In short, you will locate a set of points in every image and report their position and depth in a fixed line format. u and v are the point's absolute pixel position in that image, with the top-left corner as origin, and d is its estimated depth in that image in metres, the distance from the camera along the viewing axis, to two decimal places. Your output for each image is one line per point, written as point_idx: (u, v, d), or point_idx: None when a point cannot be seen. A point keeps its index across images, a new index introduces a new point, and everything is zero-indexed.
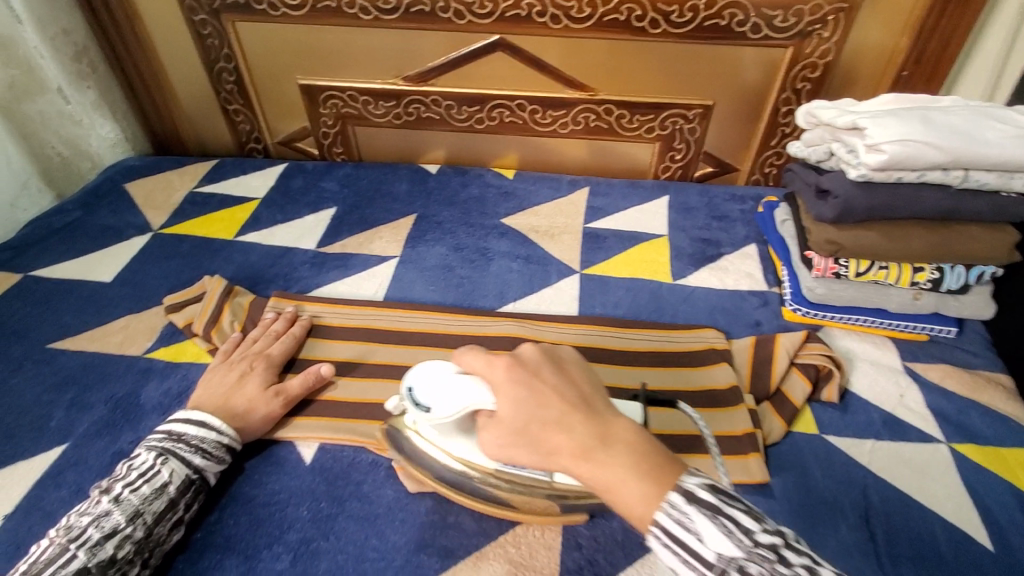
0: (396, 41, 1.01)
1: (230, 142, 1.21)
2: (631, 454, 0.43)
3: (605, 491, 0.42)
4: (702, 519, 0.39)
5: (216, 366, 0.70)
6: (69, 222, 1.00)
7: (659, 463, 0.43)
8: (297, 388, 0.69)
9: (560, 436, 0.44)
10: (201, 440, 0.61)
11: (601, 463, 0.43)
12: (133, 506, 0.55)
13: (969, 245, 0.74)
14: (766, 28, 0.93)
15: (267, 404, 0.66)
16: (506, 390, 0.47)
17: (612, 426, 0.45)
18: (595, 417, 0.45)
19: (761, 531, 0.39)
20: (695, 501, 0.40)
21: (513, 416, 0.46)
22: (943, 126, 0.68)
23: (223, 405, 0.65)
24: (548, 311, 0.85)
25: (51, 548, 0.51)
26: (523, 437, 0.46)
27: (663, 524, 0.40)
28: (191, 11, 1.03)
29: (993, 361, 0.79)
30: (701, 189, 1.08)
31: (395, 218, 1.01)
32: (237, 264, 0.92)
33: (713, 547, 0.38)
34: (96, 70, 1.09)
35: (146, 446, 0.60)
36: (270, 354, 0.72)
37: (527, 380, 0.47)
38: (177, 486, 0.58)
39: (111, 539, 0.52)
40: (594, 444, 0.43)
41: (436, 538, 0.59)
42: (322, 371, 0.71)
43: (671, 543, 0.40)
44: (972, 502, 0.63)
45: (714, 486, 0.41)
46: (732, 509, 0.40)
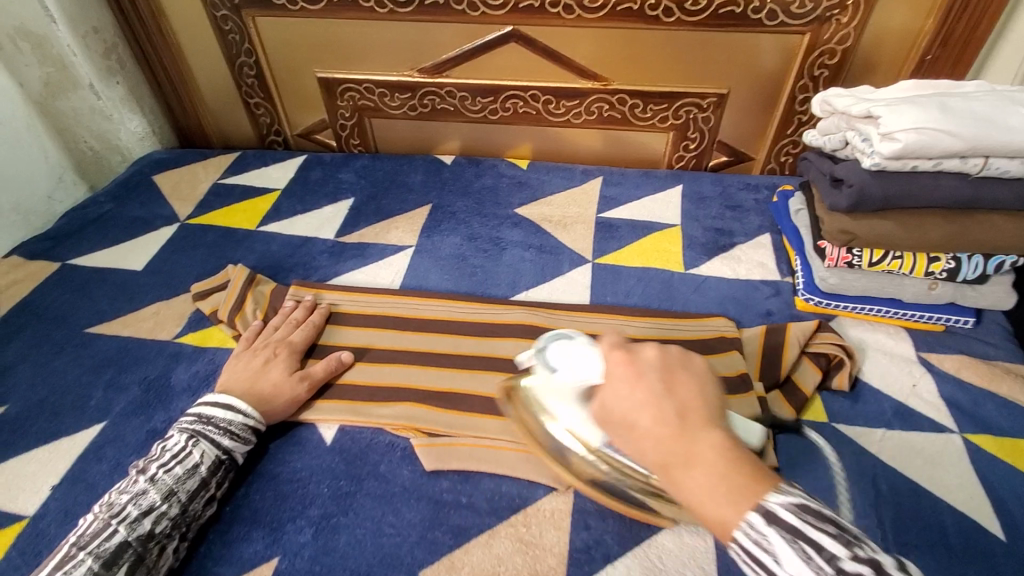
0: (411, 34, 1.03)
1: (252, 134, 1.24)
2: (713, 475, 0.42)
3: (687, 502, 0.44)
4: (781, 543, 0.39)
5: (241, 352, 0.73)
6: (103, 214, 1.05)
7: (744, 486, 0.42)
8: (321, 372, 0.72)
9: (647, 441, 0.45)
10: (229, 422, 0.64)
11: (682, 477, 0.43)
12: (168, 486, 0.58)
13: (988, 234, 0.72)
14: (782, 15, 0.92)
15: (293, 389, 0.69)
16: (613, 387, 0.49)
17: (696, 443, 0.44)
18: (684, 432, 0.45)
19: (847, 559, 0.38)
20: (775, 523, 0.40)
21: (609, 410, 0.49)
22: (963, 112, 0.67)
23: (251, 389, 0.68)
24: (559, 300, 0.86)
25: (96, 523, 0.55)
26: (615, 432, 0.48)
27: (741, 542, 0.40)
28: (214, 7, 1.06)
29: (1013, 352, 0.78)
30: (715, 179, 1.07)
31: (411, 208, 1.03)
32: (259, 253, 0.95)
33: (789, 570, 0.39)
34: (124, 67, 1.13)
35: (178, 427, 0.63)
36: (293, 341, 0.75)
37: (631, 384, 0.48)
38: (207, 466, 0.61)
39: (149, 515, 0.56)
40: (684, 456, 0.44)
41: (449, 517, 0.62)
42: (343, 357, 0.75)
43: (746, 559, 0.41)
44: (984, 493, 0.63)
45: (801, 508, 0.40)
46: (817, 534, 0.39)
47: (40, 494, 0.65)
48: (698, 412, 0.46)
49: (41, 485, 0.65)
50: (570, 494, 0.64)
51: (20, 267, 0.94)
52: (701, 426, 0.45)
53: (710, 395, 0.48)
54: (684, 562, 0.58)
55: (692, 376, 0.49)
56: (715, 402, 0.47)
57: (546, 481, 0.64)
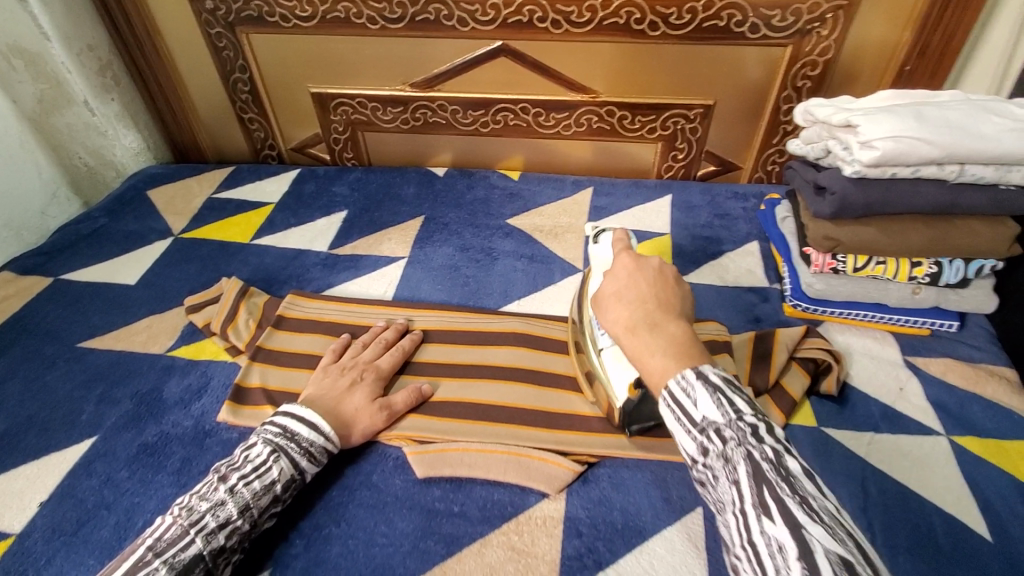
0: (402, 50, 1.04)
1: (245, 148, 1.26)
2: (670, 341, 0.54)
3: (634, 355, 0.55)
4: (703, 392, 0.49)
5: (328, 369, 0.72)
6: (96, 228, 1.05)
7: (688, 352, 0.53)
8: (403, 404, 0.70)
9: (628, 311, 0.58)
10: (311, 443, 0.63)
11: (642, 338, 0.55)
12: (245, 500, 0.58)
13: (967, 239, 0.74)
14: (765, 28, 0.94)
15: (373, 417, 0.68)
16: (615, 276, 0.62)
17: (664, 321, 0.56)
18: (657, 314, 0.57)
19: (749, 413, 0.47)
20: (702, 379, 0.49)
21: (611, 288, 0.61)
22: (939, 120, 0.69)
23: (334, 411, 0.67)
24: (550, 310, 0.87)
25: (174, 528, 0.55)
26: (604, 307, 0.61)
27: (671, 389, 0.50)
28: (208, 24, 1.07)
29: (998, 355, 0.79)
30: (703, 188, 1.09)
31: (403, 220, 1.04)
32: (252, 266, 0.96)
33: (701, 411, 0.48)
34: (119, 83, 1.15)
35: (262, 437, 0.63)
36: (380, 366, 0.74)
37: (639, 281, 0.60)
38: (283, 484, 0.60)
39: (224, 528, 0.56)
40: (652, 324, 0.56)
41: (441, 526, 0.62)
42: (422, 389, 0.73)
43: (671, 403, 0.50)
44: (971, 494, 0.64)
45: (724, 377, 0.50)
46: (732, 393, 0.48)
47: (31, 508, 0.65)
48: (675, 308, 0.58)
49: (32, 500, 0.65)
50: (562, 501, 0.64)
51: (13, 282, 0.94)
52: (672, 314, 0.57)
53: (687, 304, 0.60)
54: (676, 568, 0.58)
55: (680, 288, 0.61)
56: (691, 312, 0.59)
57: (538, 488, 0.65)
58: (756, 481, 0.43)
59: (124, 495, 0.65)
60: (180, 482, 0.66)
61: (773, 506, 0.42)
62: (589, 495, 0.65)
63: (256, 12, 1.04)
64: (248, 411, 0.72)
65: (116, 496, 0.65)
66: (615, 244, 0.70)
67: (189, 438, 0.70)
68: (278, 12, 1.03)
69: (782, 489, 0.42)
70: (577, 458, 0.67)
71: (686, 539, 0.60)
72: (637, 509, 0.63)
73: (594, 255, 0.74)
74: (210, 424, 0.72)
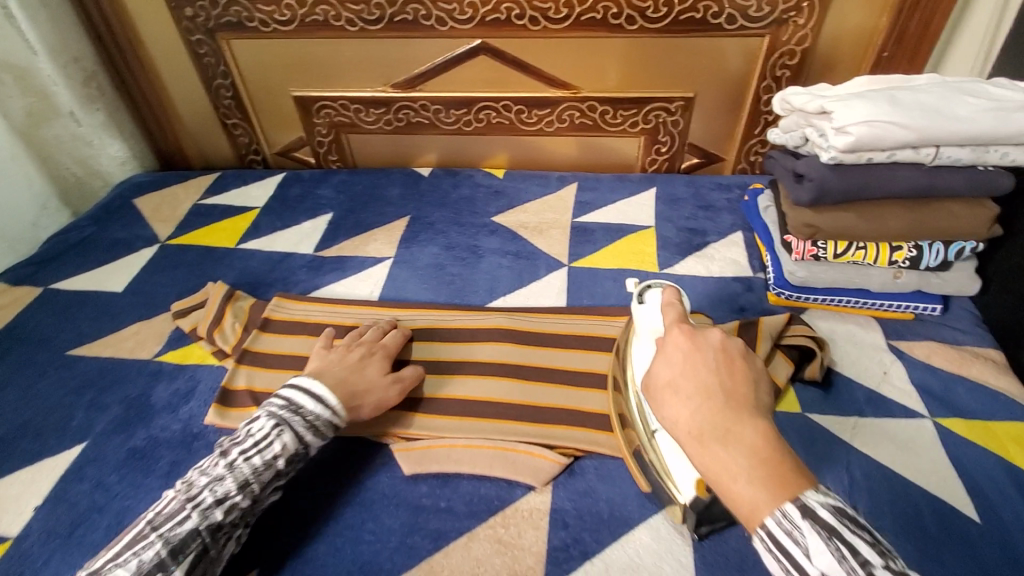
0: (383, 51, 1.05)
1: (231, 155, 1.26)
2: (754, 457, 0.43)
3: (709, 471, 0.44)
4: (815, 538, 0.40)
5: (335, 346, 0.72)
6: (84, 238, 1.05)
7: (780, 473, 0.42)
8: (411, 378, 0.72)
9: (690, 411, 0.46)
10: (316, 417, 0.62)
11: (719, 454, 0.44)
12: (244, 475, 0.57)
13: (945, 221, 0.75)
14: (741, 19, 0.95)
15: (386, 390, 0.68)
16: (667, 358, 0.50)
17: (740, 426, 0.44)
18: (732, 413, 0.45)
19: (882, 567, 0.39)
20: (812, 518, 0.40)
21: (664, 372, 0.49)
22: (912, 104, 0.69)
23: (348, 381, 0.66)
24: (535, 304, 0.88)
25: (173, 503, 0.55)
26: (658, 401, 0.49)
27: (770, 530, 0.41)
28: (188, 32, 1.08)
29: (981, 337, 0.79)
30: (687, 180, 1.09)
31: (389, 220, 1.04)
32: (239, 270, 0.96)
33: (819, 565, 0.39)
34: (104, 94, 1.14)
35: (266, 411, 0.62)
36: (385, 346, 0.75)
37: (702, 366, 0.48)
38: (285, 460, 0.59)
39: (222, 504, 0.56)
40: (730, 432, 0.44)
41: (428, 522, 0.62)
42: (425, 370, 0.74)
43: (775, 551, 0.41)
44: (956, 475, 0.64)
45: (838, 511, 0.41)
46: (853, 536, 0.40)
47: (21, 515, 0.65)
48: (750, 400, 0.46)
49: (22, 507, 0.66)
50: (548, 494, 0.64)
51: (2, 293, 0.95)
52: (748, 411, 0.45)
53: (764, 390, 0.48)
54: (662, 556, 0.58)
55: (751, 368, 0.49)
56: (768, 398, 0.48)
57: (524, 481, 0.65)
58: None
59: (114, 498, 0.65)
60: (170, 485, 0.66)
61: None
62: (575, 486, 0.65)
63: (235, 18, 1.04)
64: (234, 413, 0.72)
65: (107, 499, 0.65)
66: (665, 308, 0.59)
67: (178, 441, 0.70)
68: (258, 17, 1.03)
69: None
70: (563, 450, 0.68)
71: (672, 527, 0.60)
72: (623, 499, 0.63)
73: (637, 318, 0.63)
74: (198, 427, 0.72)
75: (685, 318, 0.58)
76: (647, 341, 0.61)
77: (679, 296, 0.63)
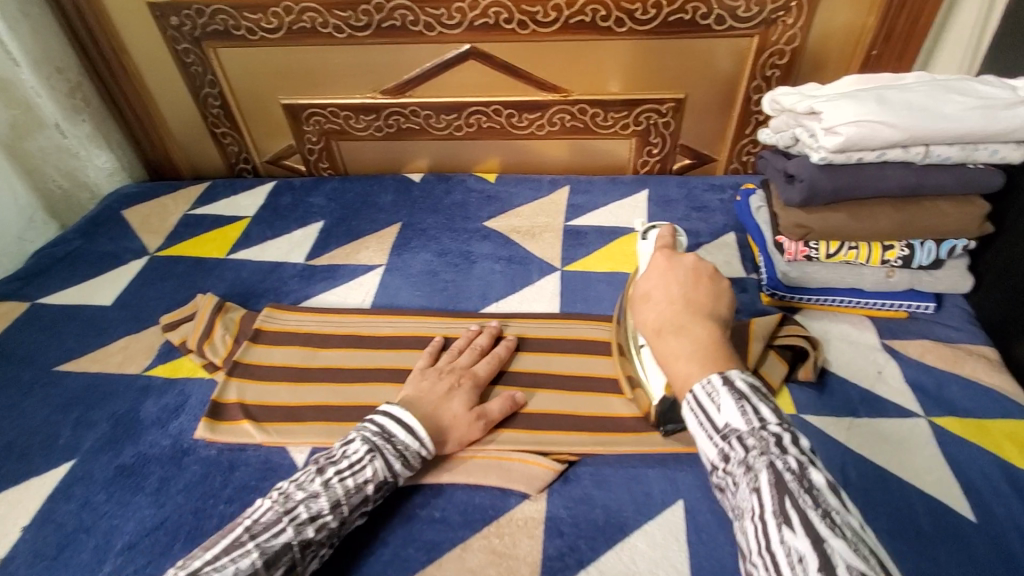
0: (371, 57, 1.04)
1: (221, 164, 1.25)
2: (696, 345, 0.54)
3: (662, 357, 0.56)
4: (727, 397, 0.48)
5: (426, 371, 0.72)
6: (72, 251, 1.05)
7: (715, 357, 0.52)
8: (498, 413, 0.69)
9: (656, 313, 0.58)
10: (406, 447, 0.61)
11: (670, 343, 0.55)
12: (337, 496, 0.58)
13: (937, 220, 0.74)
14: (730, 20, 0.95)
15: (470, 427, 0.67)
16: (648, 275, 0.63)
17: (692, 324, 0.55)
18: (687, 315, 0.57)
19: (775, 423, 0.46)
20: (727, 385, 0.49)
21: (643, 284, 0.63)
22: (900, 103, 0.69)
23: (433, 416, 0.66)
24: (528, 310, 0.87)
25: (270, 512, 0.56)
26: (638, 306, 0.62)
27: (695, 392, 0.50)
28: (174, 41, 1.07)
29: (975, 334, 0.79)
30: (679, 181, 1.09)
31: (381, 227, 1.04)
32: (229, 281, 0.96)
33: (725, 418, 0.47)
34: (90, 104, 1.14)
35: (362, 433, 0.62)
36: (478, 372, 0.72)
37: (673, 282, 0.61)
38: (374, 486, 0.60)
39: (314, 521, 0.56)
40: (682, 327, 0.55)
41: (421, 533, 0.62)
42: (516, 397, 0.71)
43: (694, 406, 0.50)
44: (951, 475, 0.64)
45: (752, 385, 0.49)
46: (759, 401, 0.47)
47: (10, 535, 0.64)
48: (705, 308, 0.58)
49: (11, 528, 0.65)
50: (543, 502, 0.64)
51: None
52: (702, 315, 0.56)
53: (722, 305, 0.59)
54: (657, 563, 0.58)
55: (714, 287, 0.60)
56: (725, 313, 0.58)
57: (519, 490, 0.64)
58: (779, 493, 0.42)
59: (102, 517, 0.65)
60: (159, 502, 0.65)
61: (794, 517, 0.41)
62: (570, 494, 0.64)
63: (222, 26, 1.04)
64: (226, 426, 0.71)
65: (94, 519, 0.64)
66: (657, 240, 0.68)
67: (167, 458, 0.70)
68: (244, 25, 1.03)
69: (804, 500, 0.41)
70: (558, 457, 0.67)
71: (667, 533, 0.60)
72: (618, 506, 0.63)
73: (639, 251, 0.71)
74: (188, 442, 0.71)
75: (674, 247, 0.68)
76: (643, 267, 0.69)
77: (675, 232, 0.71)
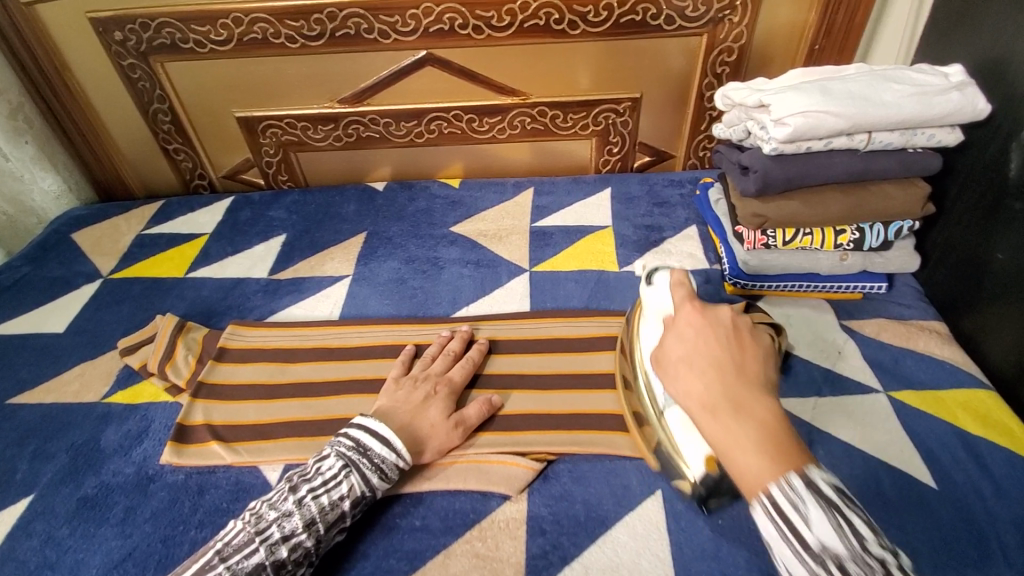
0: (327, 66, 1.03)
1: (175, 181, 1.22)
2: (761, 429, 0.46)
3: (719, 444, 0.47)
4: (818, 509, 0.42)
5: (401, 381, 0.71)
6: (19, 278, 1.00)
7: (784, 450, 0.45)
8: (475, 419, 0.69)
9: (702, 384, 0.50)
10: (382, 460, 0.60)
11: (728, 424, 0.47)
12: (311, 514, 0.56)
13: (884, 203, 0.78)
14: (679, 19, 0.98)
15: (449, 435, 0.66)
16: (684, 337, 0.54)
17: (750, 401, 0.48)
18: (738, 386, 0.49)
19: (875, 544, 0.41)
20: (815, 491, 0.43)
21: (677, 349, 0.54)
22: (843, 93, 0.72)
23: (409, 426, 0.65)
24: (498, 312, 0.87)
25: (242, 534, 0.55)
26: (672, 375, 0.53)
27: (773, 496, 0.43)
28: (119, 56, 1.04)
29: (926, 310, 0.83)
30: (641, 179, 1.11)
31: (345, 238, 1.02)
32: (189, 300, 0.93)
33: (817, 533, 0.42)
34: (33, 125, 1.08)
35: (335, 450, 0.61)
36: (452, 378, 0.72)
37: (722, 347, 0.52)
38: (351, 501, 0.58)
39: (288, 541, 0.55)
40: (737, 406, 0.48)
41: (403, 543, 0.61)
42: (492, 401, 0.71)
43: (773, 514, 0.43)
44: (912, 444, 0.67)
45: (837, 487, 0.43)
46: (851, 512, 0.42)
47: None
48: (759, 377, 0.50)
49: None
50: (523, 502, 0.64)
51: None
52: (758, 390, 0.49)
53: (770, 366, 0.52)
54: (640, 552, 0.58)
55: (758, 346, 0.53)
56: (775, 379, 0.51)
57: (499, 491, 0.64)
58: None
59: (66, 552, 0.61)
60: (125, 532, 0.62)
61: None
62: (550, 491, 0.64)
63: (169, 40, 1.01)
64: (193, 449, 0.69)
65: (58, 554, 0.61)
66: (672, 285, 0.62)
67: (132, 486, 0.67)
68: (192, 38, 1.00)
69: None
70: (536, 456, 0.67)
71: (647, 523, 0.61)
72: (598, 500, 0.63)
73: (645, 300, 0.67)
74: (154, 468, 0.68)
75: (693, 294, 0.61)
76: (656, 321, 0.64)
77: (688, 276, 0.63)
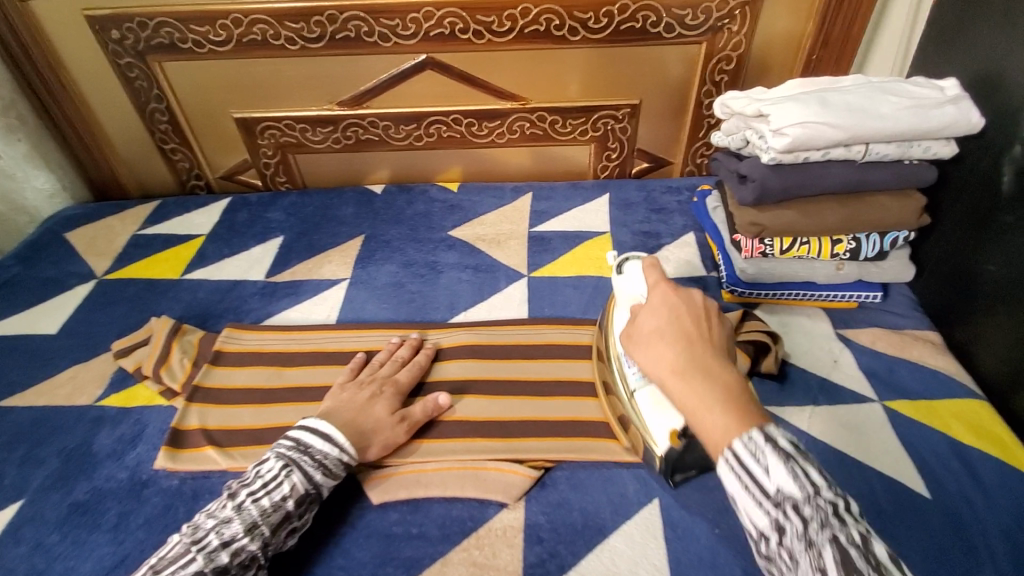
0: (326, 68, 1.03)
1: (171, 181, 1.21)
2: (724, 392, 0.49)
3: (686, 406, 0.50)
4: (774, 459, 0.43)
5: (346, 383, 0.71)
6: (10, 278, 0.99)
7: (744, 408, 0.48)
8: (420, 415, 0.69)
9: (670, 351, 0.53)
10: (324, 456, 0.61)
11: (694, 386, 0.50)
12: (252, 517, 0.55)
13: (880, 213, 0.79)
14: (679, 27, 0.98)
15: (393, 431, 0.66)
16: (655, 312, 0.58)
17: (716, 368, 0.51)
18: (702, 354, 0.52)
19: (828, 490, 0.42)
20: (771, 442, 0.44)
21: (648, 324, 0.57)
22: (840, 105, 0.73)
23: (354, 423, 0.65)
24: (497, 317, 0.87)
25: (178, 546, 0.53)
26: (642, 346, 0.56)
27: (735, 449, 0.45)
28: (117, 55, 1.03)
29: (920, 320, 0.84)
30: (638, 185, 1.12)
31: (343, 241, 1.02)
32: (184, 303, 0.92)
33: (775, 481, 0.43)
34: (26, 122, 1.07)
35: (275, 452, 0.61)
36: (398, 379, 0.72)
37: (694, 322, 0.55)
38: (295, 500, 0.58)
39: (228, 547, 0.54)
40: (702, 371, 0.51)
41: (400, 551, 0.60)
42: (439, 400, 0.71)
43: (735, 465, 0.45)
44: (908, 455, 0.67)
45: (794, 441, 0.45)
46: (807, 463, 0.43)
47: None
48: (721, 348, 0.54)
49: None
50: (520, 509, 0.64)
51: None
52: (723, 359, 0.52)
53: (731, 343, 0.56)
54: (637, 560, 0.59)
55: (722, 323, 0.57)
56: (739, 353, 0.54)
57: (496, 498, 0.64)
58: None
59: (58, 558, 0.61)
60: (118, 539, 0.62)
61: None
62: (548, 499, 0.64)
63: (168, 40, 1.00)
64: (188, 454, 0.68)
65: (50, 560, 0.60)
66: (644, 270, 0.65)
67: (126, 491, 0.66)
68: (190, 38, 1.00)
69: None
70: (533, 463, 0.67)
71: (645, 531, 0.61)
72: (596, 508, 0.63)
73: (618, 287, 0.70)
74: (147, 474, 0.68)
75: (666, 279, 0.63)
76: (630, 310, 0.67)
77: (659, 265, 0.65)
